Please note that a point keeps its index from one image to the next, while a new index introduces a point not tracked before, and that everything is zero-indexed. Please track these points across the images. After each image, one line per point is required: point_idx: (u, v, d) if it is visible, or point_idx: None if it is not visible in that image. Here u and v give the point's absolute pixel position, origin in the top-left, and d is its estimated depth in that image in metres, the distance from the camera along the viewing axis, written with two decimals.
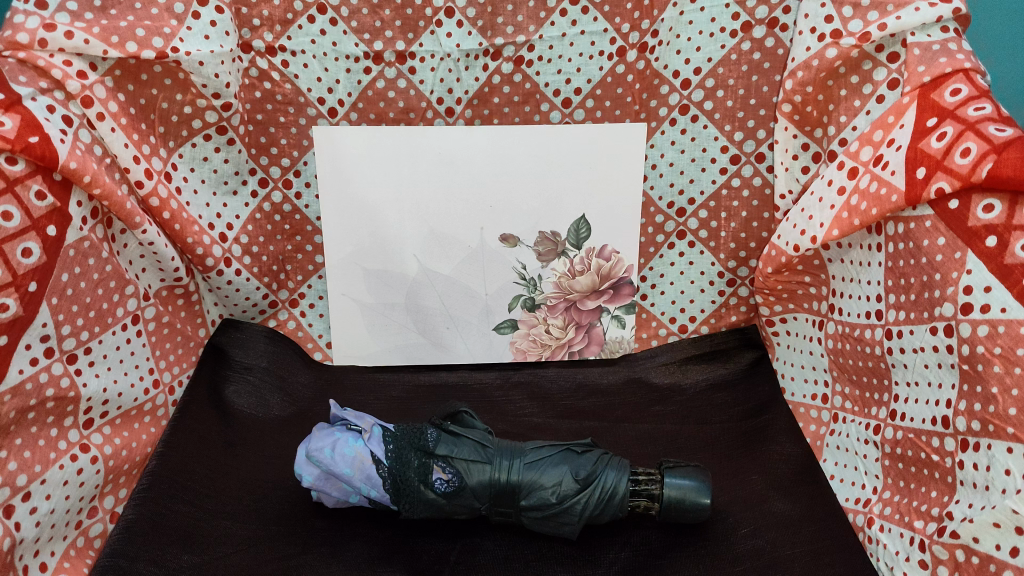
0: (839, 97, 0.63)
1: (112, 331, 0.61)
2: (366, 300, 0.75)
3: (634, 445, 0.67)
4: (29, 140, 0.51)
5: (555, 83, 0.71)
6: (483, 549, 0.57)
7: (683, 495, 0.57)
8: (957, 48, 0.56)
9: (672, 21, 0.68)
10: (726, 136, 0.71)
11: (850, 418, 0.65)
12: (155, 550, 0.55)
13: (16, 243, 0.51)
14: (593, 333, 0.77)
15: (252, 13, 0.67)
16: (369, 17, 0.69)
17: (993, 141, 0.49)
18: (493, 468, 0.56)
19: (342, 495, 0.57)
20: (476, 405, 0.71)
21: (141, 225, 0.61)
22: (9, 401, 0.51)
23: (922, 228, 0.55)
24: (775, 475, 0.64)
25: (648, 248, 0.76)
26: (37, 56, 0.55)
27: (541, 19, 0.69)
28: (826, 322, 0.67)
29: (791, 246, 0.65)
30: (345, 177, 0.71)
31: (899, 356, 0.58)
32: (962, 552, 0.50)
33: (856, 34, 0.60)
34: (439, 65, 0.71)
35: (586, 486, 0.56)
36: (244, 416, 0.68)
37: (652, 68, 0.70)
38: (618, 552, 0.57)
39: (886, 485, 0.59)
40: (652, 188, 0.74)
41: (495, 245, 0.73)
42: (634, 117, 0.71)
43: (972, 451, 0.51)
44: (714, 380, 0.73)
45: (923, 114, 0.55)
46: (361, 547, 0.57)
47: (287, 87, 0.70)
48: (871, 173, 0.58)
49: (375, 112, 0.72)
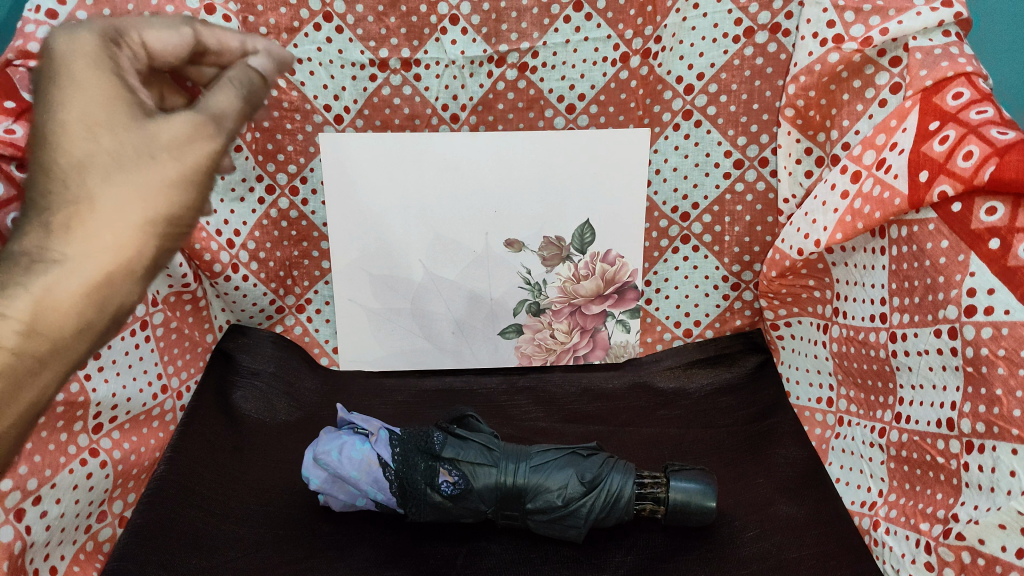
0: (841, 101, 0.64)
1: (122, 336, 0.61)
2: (372, 305, 0.75)
3: (640, 450, 0.67)
4: None
5: (559, 89, 0.72)
6: (491, 552, 0.57)
7: (689, 498, 0.57)
8: (959, 52, 0.56)
9: (675, 27, 0.68)
10: (730, 141, 0.71)
11: (854, 421, 0.65)
12: (164, 554, 0.55)
13: None
14: (597, 337, 0.77)
15: (259, 21, 0.68)
16: (375, 23, 0.69)
17: (995, 144, 0.49)
18: (499, 470, 0.56)
19: (349, 498, 0.57)
20: (482, 409, 0.72)
21: None
22: None
23: (925, 231, 0.55)
24: (780, 477, 0.64)
25: (653, 252, 0.76)
26: None
27: (545, 26, 0.70)
28: (830, 326, 0.68)
29: (794, 250, 0.66)
30: (350, 182, 0.71)
31: (903, 359, 0.59)
32: (968, 554, 0.51)
33: (858, 38, 0.60)
34: (443, 72, 0.71)
35: (591, 489, 0.56)
36: (252, 421, 0.68)
37: (655, 74, 0.70)
38: (624, 556, 0.57)
39: (893, 488, 0.59)
40: (656, 193, 0.74)
41: (500, 250, 0.74)
42: (638, 122, 0.72)
43: (978, 453, 0.51)
44: (719, 383, 0.74)
45: (926, 118, 0.56)
46: (368, 551, 0.57)
47: (293, 94, 0.70)
48: (874, 176, 0.58)
49: (381, 118, 0.73)
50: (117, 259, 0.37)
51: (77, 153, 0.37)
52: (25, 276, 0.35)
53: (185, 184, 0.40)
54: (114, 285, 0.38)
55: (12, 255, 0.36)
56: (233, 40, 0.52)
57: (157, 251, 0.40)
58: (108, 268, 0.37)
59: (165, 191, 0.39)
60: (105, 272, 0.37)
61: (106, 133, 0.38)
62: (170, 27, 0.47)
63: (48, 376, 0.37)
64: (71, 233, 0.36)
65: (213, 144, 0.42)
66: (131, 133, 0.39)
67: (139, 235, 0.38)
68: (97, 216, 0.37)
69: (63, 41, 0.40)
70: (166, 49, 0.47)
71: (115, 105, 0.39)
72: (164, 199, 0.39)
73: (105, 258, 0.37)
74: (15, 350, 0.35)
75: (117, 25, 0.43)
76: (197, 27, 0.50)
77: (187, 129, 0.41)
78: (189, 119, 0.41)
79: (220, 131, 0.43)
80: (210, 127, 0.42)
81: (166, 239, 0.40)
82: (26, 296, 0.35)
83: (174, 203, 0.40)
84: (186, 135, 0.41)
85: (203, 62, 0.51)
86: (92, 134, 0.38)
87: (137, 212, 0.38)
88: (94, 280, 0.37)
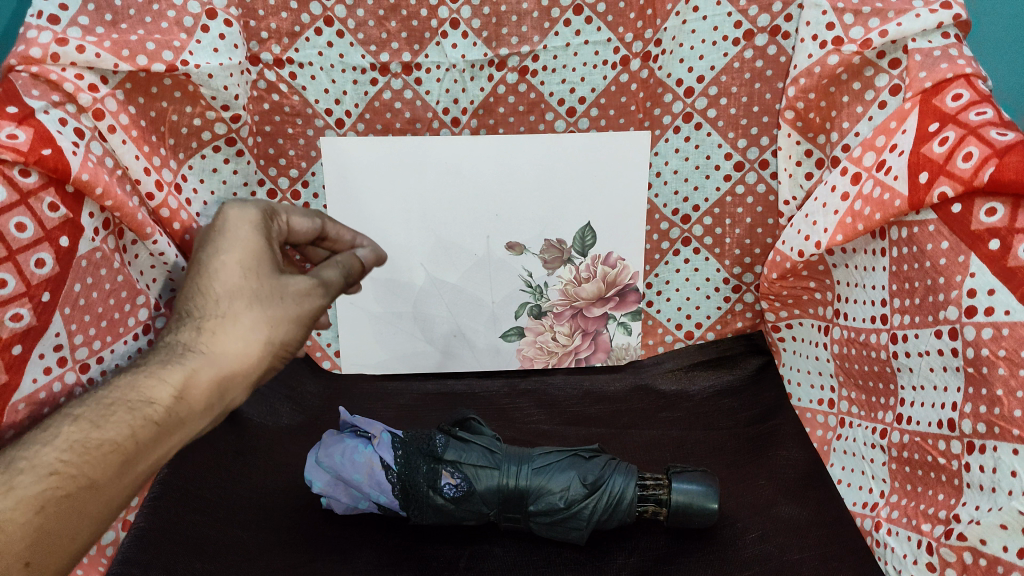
0: (841, 104, 0.64)
1: (124, 340, 0.62)
2: (373, 309, 0.75)
3: (642, 453, 0.67)
4: (42, 152, 0.53)
5: (559, 92, 0.72)
6: (493, 555, 0.57)
7: (691, 499, 0.57)
8: (958, 54, 0.56)
9: (674, 30, 0.69)
10: (730, 144, 0.71)
11: (856, 423, 0.65)
12: (167, 559, 0.55)
13: (30, 254, 0.53)
14: (599, 340, 0.78)
15: (261, 26, 0.68)
16: (376, 28, 0.70)
17: (994, 145, 0.50)
18: (502, 473, 0.56)
19: (351, 501, 0.58)
20: (484, 412, 0.72)
21: (152, 236, 0.62)
22: (23, 410, 0.54)
23: (925, 232, 0.55)
24: (781, 478, 0.64)
25: (653, 255, 0.76)
26: (49, 70, 0.56)
27: (546, 30, 0.70)
28: (831, 327, 0.68)
29: (795, 251, 0.66)
30: (352, 187, 0.71)
31: (904, 360, 0.59)
32: (970, 554, 0.51)
33: (857, 40, 0.60)
34: (444, 76, 0.72)
35: (593, 490, 0.56)
36: (255, 426, 0.68)
37: (655, 77, 0.71)
38: (627, 558, 0.57)
39: (895, 489, 0.60)
40: (657, 196, 0.74)
41: (502, 253, 0.74)
42: (638, 125, 0.72)
43: (979, 453, 0.51)
44: (720, 386, 0.74)
45: (925, 119, 0.56)
46: (371, 554, 0.57)
47: (294, 98, 0.71)
48: (874, 178, 0.59)
49: (382, 122, 0.73)
50: (246, 360, 0.48)
51: (228, 284, 0.48)
52: (184, 357, 0.46)
53: (299, 324, 0.50)
54: (243, 375, 0.48)
55: (181, 340, 0.47)
56: (350, 233, 0.61)
57: (273, 360, 0.49)
58: (238, 368, 0.47)
59: (290, 323, 0.49)
60: (237, 365, 0.47)
61: (254, 278, 0.48)
62: (309, 218, 0.57)
63: (182, 439, 0.46)
64: (218, 333, 0.47)
65: (320, 300, 0.51)
66: (275, 278, 0.49)
67: (265, 347, 0.48)
68: (237, 329, 0.47)
69: (232, 212, 0.51)
70: (302, 235, 0.57)
71: (262, 257, 0.49)
72: (285, 330, 0.49)
73: (238, 358, 0.47)
74: (166, 409, 0.44)
75: (273, 207, 0.54)
76: (326, 221, 0.59)
77: (309, 286, 0.50)
78: (309, 282, 0.51)
79: (330, 287, 0.52)
80: (322, 289, 0.51)
81: (281, 356, 0.50)
82: (183, 371, 0.45)
83: (291, 330, 0.49)
84: (310, 285, 0.50)
85: (322, 245, 0.61)
86: (245, 274, 0.48)
87: (268, 332, 0.48)
88: (228, 373, 0.47)
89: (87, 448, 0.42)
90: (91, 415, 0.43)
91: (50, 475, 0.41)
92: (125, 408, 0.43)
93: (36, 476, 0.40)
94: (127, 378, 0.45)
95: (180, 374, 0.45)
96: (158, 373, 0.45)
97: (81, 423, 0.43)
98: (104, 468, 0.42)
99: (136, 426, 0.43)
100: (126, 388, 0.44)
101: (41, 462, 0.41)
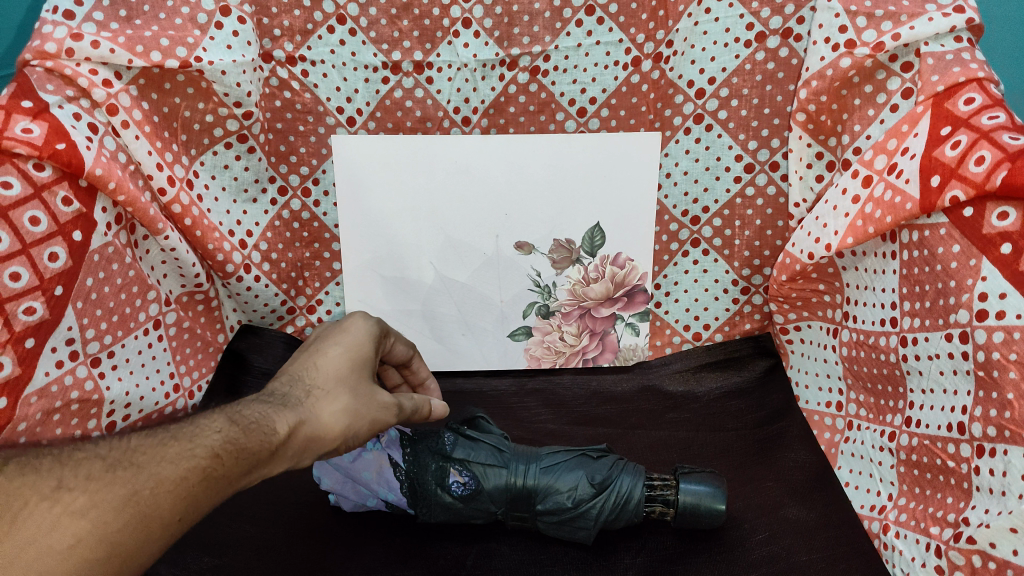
0: (853, 106, 0.64)
1: (134, 335, 0.63)
2: (383, 307, 0.76)
3: (649, 453, 0.67)
4: (56, 146, 0.53)
5: (570, 92, 0.72)
6: (500, 554, 0.57)
7: (699, 500, 0.57)
8: (971, 58, 0.56)
9: (686, 31, 0.69)
10: (740, 145, 0.71)
11: (864, 425, 0.65)
12: (177, 553, 0.57)
13: (43, 248, 0.53)
14: (607, 340, 0.77)
15: (273, 23, 0.68)
16: (388, 26, 0.70)
17: (1007, 149, 0.50)
18: (510, 472, 0.56)
19: (359, 499, 0.58)
20: (493, 411, 0.73)
21: (163, 231, 0.62)
22: (36, 403, 0.54)
23: (936, 236, 0.55)
24: (790, 480, 0.64)
25: (663, 256, 0.76)
26: (64, 65, 0.57)
27: (557, 30, 0.70)
28: (840, 330, 0.68)
29: (805, 254, 0.66)
30: (363, 185, 0.72)
31: (914, 363, 0.59)
32: (978, 557, 0.51)
33: (870, 43, 0.60)
34: (455, 75, 0.72)
35: (601, 490, 0.56)
36: None
37: (666, 78, 0.71)
38: (633, 558, 0.57)
39: (902, 492, 0.60)
40: (666, 197, 0.74)
41: (510, 253, 0.74)
42: (649, 125, 0.72)
43: (989, 456, 0.51)
44: (728, 388, 0.74)
45: (938, 122, 0.55)
46: (379, 550, 0.57)
47: (306, 96, 0.71)
48: (886, 181, 0.59)
49: (393, 121, 0.73)
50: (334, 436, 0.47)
51: (338, 369, 0.49)
52: (297, 409, 0.46)
53: (373, 427, 0.50)
54: (325, 446, 0.47)
55: (292, 394, 0.47)
56: (426, 371, 0.65)
57: (340, 449, 0.49)
58: (327, 439, 0.47)
59: (373, 421, 0.50)
60: (328, 437, 0.47)
61: (358, 375, 0.50)
62: (409, 346, 0.60)
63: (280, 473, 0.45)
64: (321, 401, 0.47)
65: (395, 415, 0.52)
66: (371, 383, 0.51)
67: (345, 434, 0.48)
68: (334, 407, 0.47)
69: (356, 319, 0.54)
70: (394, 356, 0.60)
71: (368, 364, 0.52)
72: (367, 424, 0.49)
73: (332, 432, 0.47)
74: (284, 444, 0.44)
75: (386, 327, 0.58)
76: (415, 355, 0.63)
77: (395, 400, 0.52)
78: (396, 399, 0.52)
79: (406, 410, 0.53)
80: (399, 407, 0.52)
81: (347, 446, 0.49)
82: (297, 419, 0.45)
83: (365, 430, 0.49)
84: (392, 402, 0.52)
85: (401, 371, 0.64)
86: (352, 366, 0.50)
87: (354, 421, 0.48)
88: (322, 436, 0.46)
89: (237, 446, 0.42)
90: (240, 418, 0.43)
91: (212, 455, 0.41)
92: (265, 426, 0.44)
93: (207, 449, 0.41)
94: (261, 402, 0.45)
95: (298, 418, 0.45)
96: (281, 411, 0.45)
97: (233, 423, 0.43)
98: (247, 469, 0.42)
99: (272, 445, 0.43)
100: (259, 412, 0.44)
101: (205, 442, 0.41)
